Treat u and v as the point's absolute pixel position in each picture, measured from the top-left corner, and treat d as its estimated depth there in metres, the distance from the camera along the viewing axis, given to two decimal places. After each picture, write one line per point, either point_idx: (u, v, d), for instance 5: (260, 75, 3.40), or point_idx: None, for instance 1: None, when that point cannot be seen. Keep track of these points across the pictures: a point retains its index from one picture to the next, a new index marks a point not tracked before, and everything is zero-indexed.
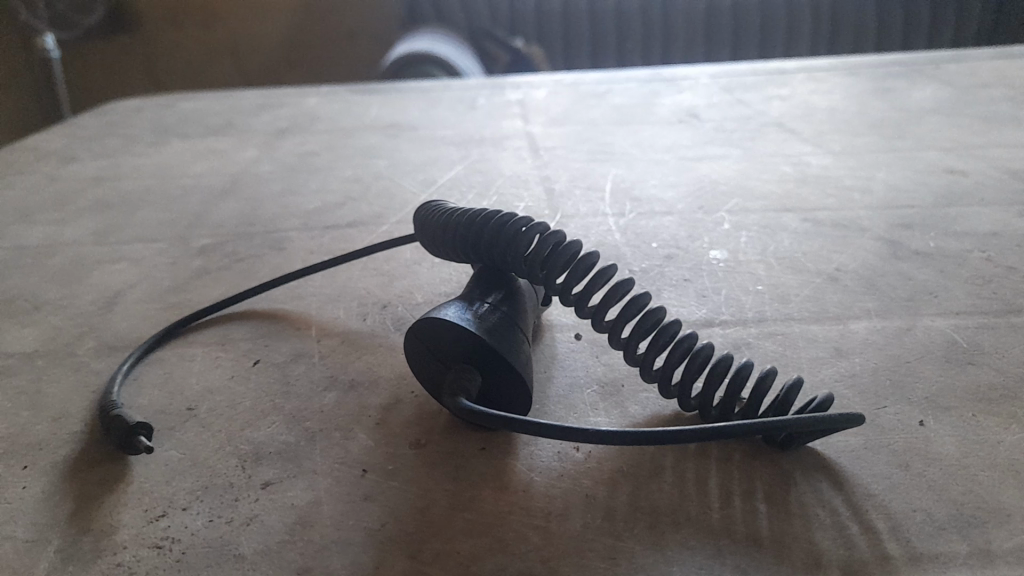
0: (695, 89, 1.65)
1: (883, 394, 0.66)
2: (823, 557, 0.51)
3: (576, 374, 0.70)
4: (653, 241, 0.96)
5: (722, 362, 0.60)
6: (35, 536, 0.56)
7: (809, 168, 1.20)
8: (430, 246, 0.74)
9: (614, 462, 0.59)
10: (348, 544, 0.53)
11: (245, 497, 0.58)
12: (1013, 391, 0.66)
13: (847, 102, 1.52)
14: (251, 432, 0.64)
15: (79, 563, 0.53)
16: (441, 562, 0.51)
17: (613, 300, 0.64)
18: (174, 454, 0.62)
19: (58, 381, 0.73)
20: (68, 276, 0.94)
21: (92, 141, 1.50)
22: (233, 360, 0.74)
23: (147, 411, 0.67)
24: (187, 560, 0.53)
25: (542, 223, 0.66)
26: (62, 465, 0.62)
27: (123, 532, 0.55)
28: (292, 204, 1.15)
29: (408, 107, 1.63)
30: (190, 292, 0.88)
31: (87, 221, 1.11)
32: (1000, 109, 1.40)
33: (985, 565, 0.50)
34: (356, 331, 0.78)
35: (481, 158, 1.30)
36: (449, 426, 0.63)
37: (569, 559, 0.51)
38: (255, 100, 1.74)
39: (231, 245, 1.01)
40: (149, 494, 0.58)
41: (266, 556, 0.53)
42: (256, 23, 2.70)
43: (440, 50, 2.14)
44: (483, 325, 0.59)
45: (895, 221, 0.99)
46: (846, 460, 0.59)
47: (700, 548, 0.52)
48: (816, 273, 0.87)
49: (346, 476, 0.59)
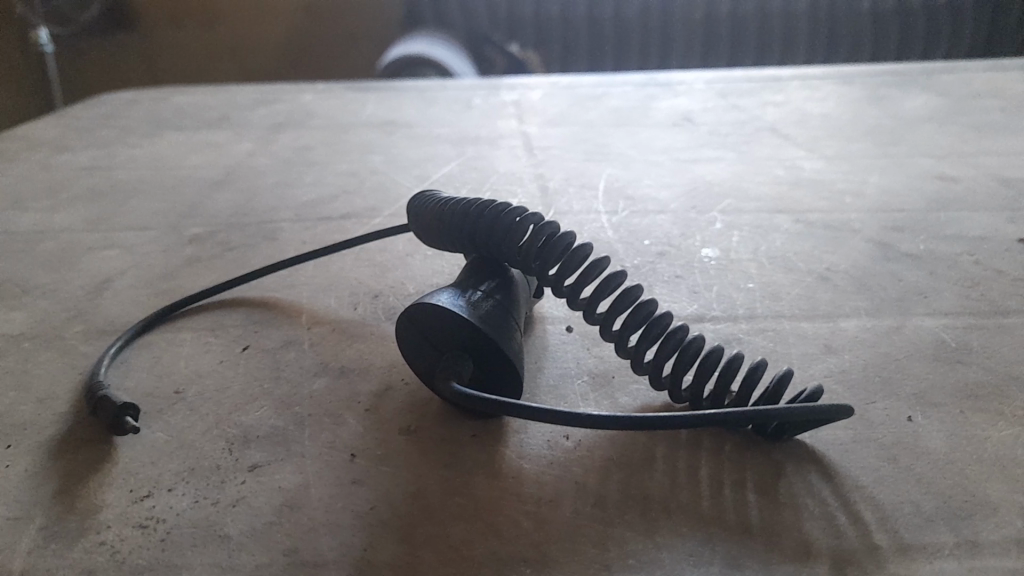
0: (690, 93, 1.66)
1: (872, 389, 0.66)
2: (811, 546, 0.51)
3: (567, 365, 0.70)
4: (645, 239, 0.96)
5: (714, 354, 0.60)
6: (19, 514, 0.55)
7: (802, 171, 1.21)
8: (424, 235, 0.74)
9: (605, 451, 0.59)
10: (337, 527, 0.53)
11: (232, 480, 0.57)
12: (1001, 389, 0.66)
13: (841, 109, 1.53)
14: (240, 416, 0.64)
15: (62, 542, 0.53)
16: (431, 546, 0.51)
17: (605, 292, 0.64)
18: (162, 436, 0.62)
19: (45, 363, 0.72)
20: (57, 261, 0.94)
21: (85, 132, 1.49)
22: (224, 345, 0.73)
23: (136, 395, 0.66)
24: (173, 540, 0.52)
25: (537, 214, 0.66)
26: (47, 444, 0.61)
27: (108, 511, 0.55)
28: (286, 196, 1.14)
29: (404, 104, 1.63)
30: (181, 279, 0.88)
31: (79, 209, 1.10)
32: (992, 119, 1.41)
33: (972, 556, 0.50)
34: (348, 320, 0.77)
35: (476, 156, 1.30)
36: (439, 413, 0.63)
37: (559, 544, 0.51)
38: (251, 95, 1.73)
39: (222, 235, 1.01)
40: (135, 475, 0.58)
41: (252, 538, 0.52)
42: (252, 20, 2.70)
43: (437, 50, 2.15)
44: (476, 312, 0.59)
45: (887, 224, 1.00)
46: (836, 452, 0.59)
47: (690, 535, 0.52)
48: (808, 272, 0.87)
49: (336, 460, 0.59)
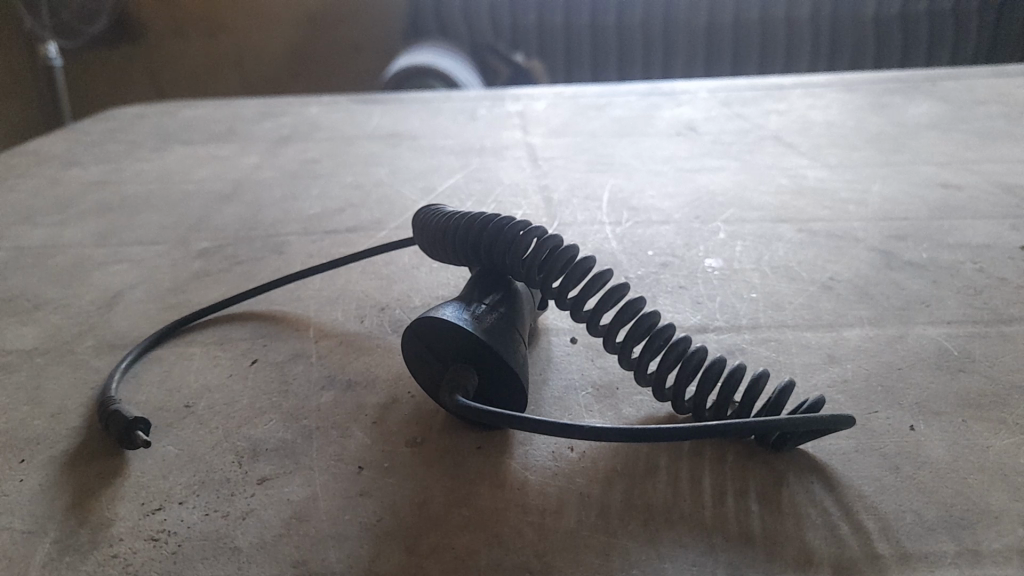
0: (693, 102, 1.67)
1: (875, 398, 0.67)
2: (813, 555, 0.52)
3: (571, 376, 0.71)
4: (648, 249, 0.97)
5: (715, 365, 0.60)
6: (33, 527, 0.56)
7: (805, 180, 1.21)
8: (430, 249, 0.75)
9: (608, 462, 0.59)
10: (344, 538, 0.54)
11: (241, 492, 0.58)
12: (1004, 397, 0.67)
13: (844, 117, 1.53)
14: (248, 429, 0.65)
15: (76, 554, 0.54)
16: (437, 557, 0.52)
17: (608, 304, 0.65)
18: (173, 450, 0.63)
19: (57, 377, 0.73)
20: (68, 276, 0.95)
21: (94, 146, 1.51)
22: (232, 359, 0.74)
23: (146, 408, 0.67)
24: (184, 552, 0.53)
25: (540, 227, 0.67)
26: (60, 458, 0.63)
27: (120, 524, 0.56)
28: (292, 209, 1.16)
29: (409, 116, 1.65)
30: (190, 293, 0.89)
31: (89, 224, 1.12)
32: (995, 125, 1.42)
33: (974, 565, 0.51)
34: (354, 333, 0.78)
35: (481, 167, 1.31)
36: (445, 425, 0.64)
37: (563, 555, 0.52)
38: (257, 108, 1.75)
39: (230, 248, 1.02)
40: (147, 488, 0.59)
41: (261, 550, 0.53)
42: (257, 33, 2.73)
43: (441, 62, 2.17)
44: (480, 325, 0.60)
45: (890, 233, 1.00)
46: (838, 462, 0.59)
47: (692, 545, 0.52)
48: (811, 282, 0.88)
49: (343, 472, 0.59)
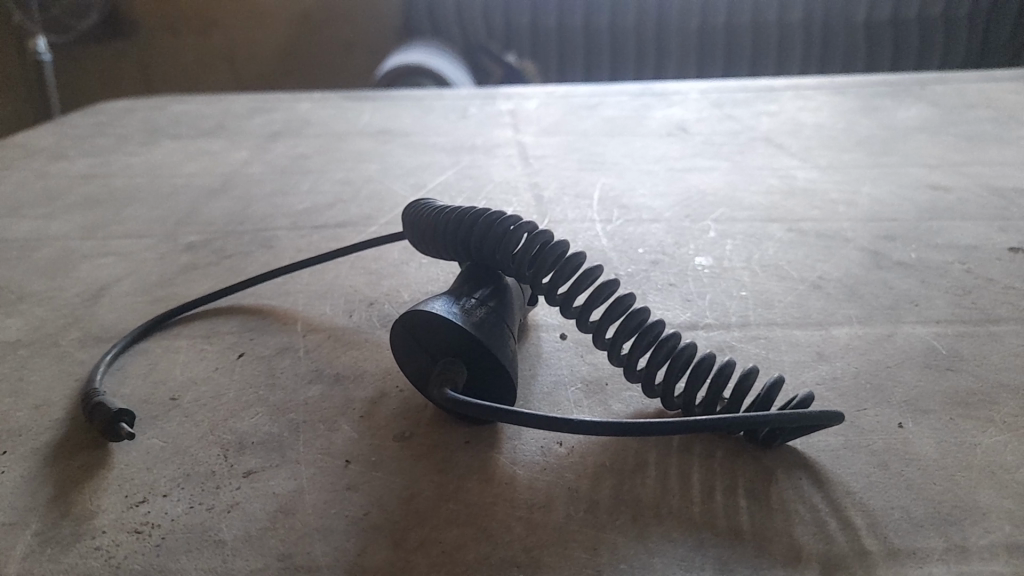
0: (685, 104, 1.67)
1: (863, 396, 0.67)
2: (802, 551, 0.51)
3: (560, 372, 0.70)
4: (639, 247, 0.97)
5: (705, 362, 0.60)
6: (14, 519, 0.56)
7: (795, 180, 1.22)
8: (421, 244, 0.74)
9: (597, 457, 0.59)
10: (331, 532, 0.53)
11: (227, 485, 0.58)
12: (991, 396, 0.67)
13: (834, 119, 1.54)
14: (235, 423, 0.64)
15: (58, 547, 0.53)
16: (424, 551, 0.52)
17: (598, 301, 0.64)
18: (158, 442, 0.62)
19: (42, 369, 0.72)
20: (55, 268, 0.94)
21: (83, 139, 1.50)
22: (219, 352, 0.74)
23: (131, 402, 0.67)
24: (168, 545, 0.53)
25: (530, 222, 0.66)
26: (43, 450, 0.62)
27: (103, 517, 0.55)
28: (283, 204, 1.15)
29: (401, 113, 1.64)
30: (177, 287, 0.88)
31: (76, 217, 1.11)
32: (985, 129, 1.42)
33: (961, 561, 0.51)
34: (343, 328, 0.78)
35: (472, 165, 1.31)
36: (434, 420, 0.63)
37: (551, 549, 0.52)
38: (248, 104, 1.74)
39: (219, 242, 1.01)
40: (132, 481, 0.58)
41: (246, 543, 0.53)
42: (249, 29, 2.72)
43: (433, 61, 2.17)
44: (470, 319, 0.60)
45: (879, 233, 1.01)
46: (826, 458, 0.59)
47: (681, 540, 0.52)
48: (801, 281, 0.88)
49: (330, 466, 0.59)
